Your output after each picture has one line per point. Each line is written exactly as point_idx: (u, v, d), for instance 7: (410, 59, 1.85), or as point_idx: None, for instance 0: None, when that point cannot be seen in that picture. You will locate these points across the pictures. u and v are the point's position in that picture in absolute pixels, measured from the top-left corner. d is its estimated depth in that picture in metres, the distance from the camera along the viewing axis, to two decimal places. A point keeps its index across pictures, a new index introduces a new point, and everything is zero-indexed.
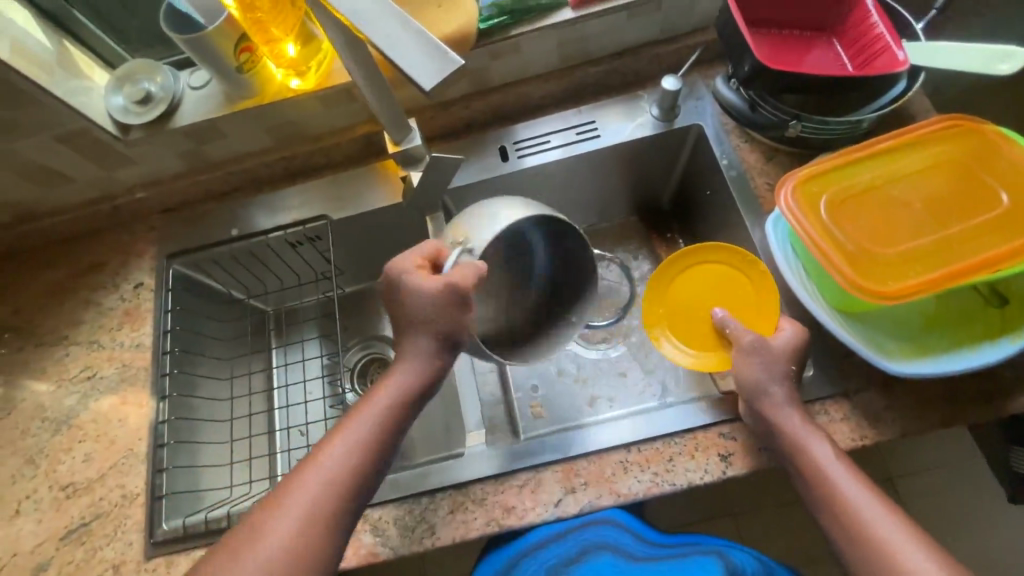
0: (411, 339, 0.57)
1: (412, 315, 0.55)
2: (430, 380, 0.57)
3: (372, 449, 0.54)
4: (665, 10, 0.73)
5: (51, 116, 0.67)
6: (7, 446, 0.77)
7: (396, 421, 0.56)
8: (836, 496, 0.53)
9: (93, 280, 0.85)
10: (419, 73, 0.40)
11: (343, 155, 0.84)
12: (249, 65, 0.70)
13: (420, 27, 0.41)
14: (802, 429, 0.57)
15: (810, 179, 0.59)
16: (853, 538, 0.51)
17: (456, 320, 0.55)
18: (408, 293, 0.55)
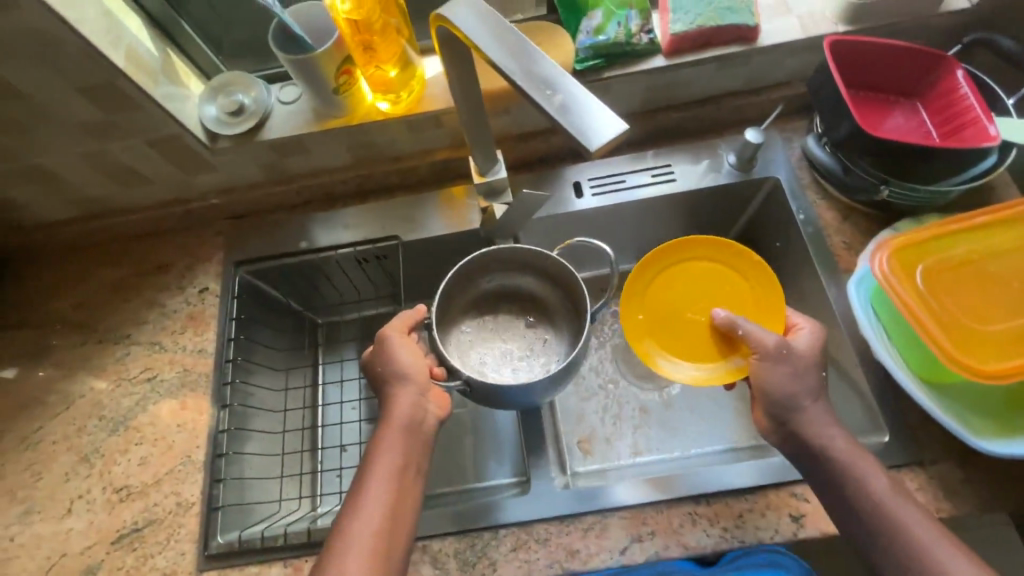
0: (391, 388, 0.60)
1: (380, 383, 0.61)
2: (418, 402, 0.60)
3: (395, 486, 0.56)
4: (755, 64, 0.74)
5: (150, 121, 0.69)
6: (62, 442, 0.76)
7: (408, 452, 0.58)
8: (883, 516, 0.54)
9: (157, 280, 0.85)
10: (581, 129, 0.40)
11: (418, 178, 0.85)
12: (346, 86, 0.70)
13: (579, 85, 0.42)
14: (845, 448, 0.58)
15: (907, 247, 0.59)
16: (908, 561, 0.52)
17: (413, 355, 0.61)
18: (370, 358, 0.62)
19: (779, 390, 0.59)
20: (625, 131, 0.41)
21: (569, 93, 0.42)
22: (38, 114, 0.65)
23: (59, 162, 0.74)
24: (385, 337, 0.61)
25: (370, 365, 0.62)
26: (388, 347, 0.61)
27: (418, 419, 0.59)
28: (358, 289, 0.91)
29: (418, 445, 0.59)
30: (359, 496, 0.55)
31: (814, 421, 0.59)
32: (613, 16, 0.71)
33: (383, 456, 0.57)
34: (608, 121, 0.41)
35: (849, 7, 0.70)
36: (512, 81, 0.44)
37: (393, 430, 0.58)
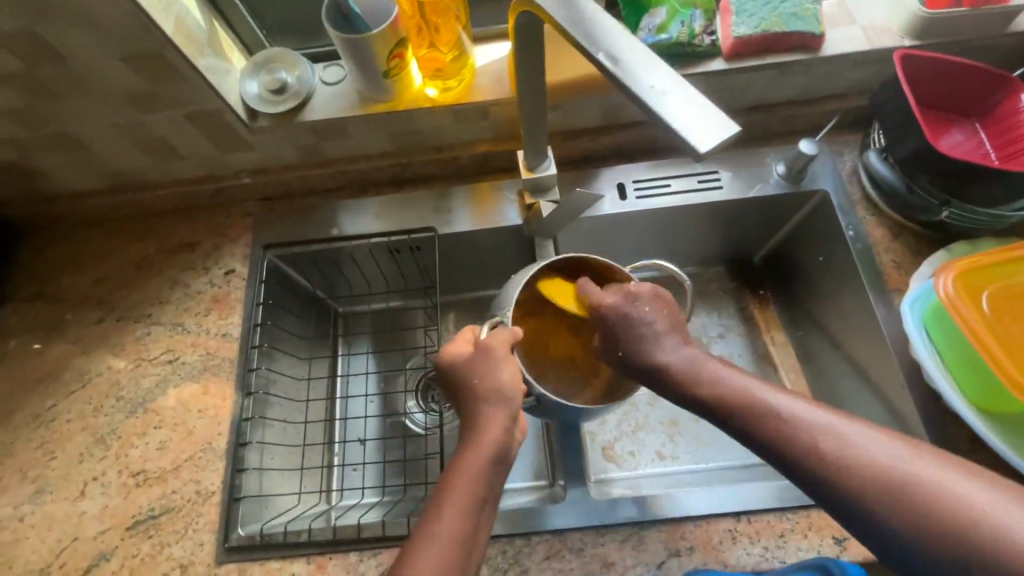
0: (485, 407, 0.53)
1: (469, 398, 0.54)
2: (505, 427, 0.52)
3: (472, 519, 0.48)
4: (815, 74, 0.72)
5: (191, 94, 0.67)
6: (77, 421, 0.74)
7: (490, 485, 0.50)
8: (835, 465, 0.44)
9: (182, 260, 0.82)
10: (690, 133, 0.37)
11: (457, 169, 0.83)
12: (396, 71, 0.68)
13: (693, 89, 0.38)
14: (763, 403, 0.49)
15: (971, 272, 0.61)
16: (890, 513, 0.41)
17: (516, 376, 0.54)
18: (462, 368, 0.55)
19: (667, 359, 0.55)
20: (736, 137, 0.37)
21: (679, 94, 0.39)
22: (78, 79, 0.63)
23: (90, 131, 0.71)
24: (487, 349, 0.55)
25: (459, 373, 0.55)
26: (478, 355, 0.55)
27: (507, 450, 0.52)
28: (386, 280, 0.88)
29: (502, 477, 0.51)
30: (432, 528, 0.47)
31: (724, 383, 0.52)
32: (677, 15, 0.69)
33: (464, 485, 0.49)
34: (719, 124, 0.37)
35: (918, 21, 0.68)
36: (612, 75, 0.41)
37: (480, 458, 0.50)
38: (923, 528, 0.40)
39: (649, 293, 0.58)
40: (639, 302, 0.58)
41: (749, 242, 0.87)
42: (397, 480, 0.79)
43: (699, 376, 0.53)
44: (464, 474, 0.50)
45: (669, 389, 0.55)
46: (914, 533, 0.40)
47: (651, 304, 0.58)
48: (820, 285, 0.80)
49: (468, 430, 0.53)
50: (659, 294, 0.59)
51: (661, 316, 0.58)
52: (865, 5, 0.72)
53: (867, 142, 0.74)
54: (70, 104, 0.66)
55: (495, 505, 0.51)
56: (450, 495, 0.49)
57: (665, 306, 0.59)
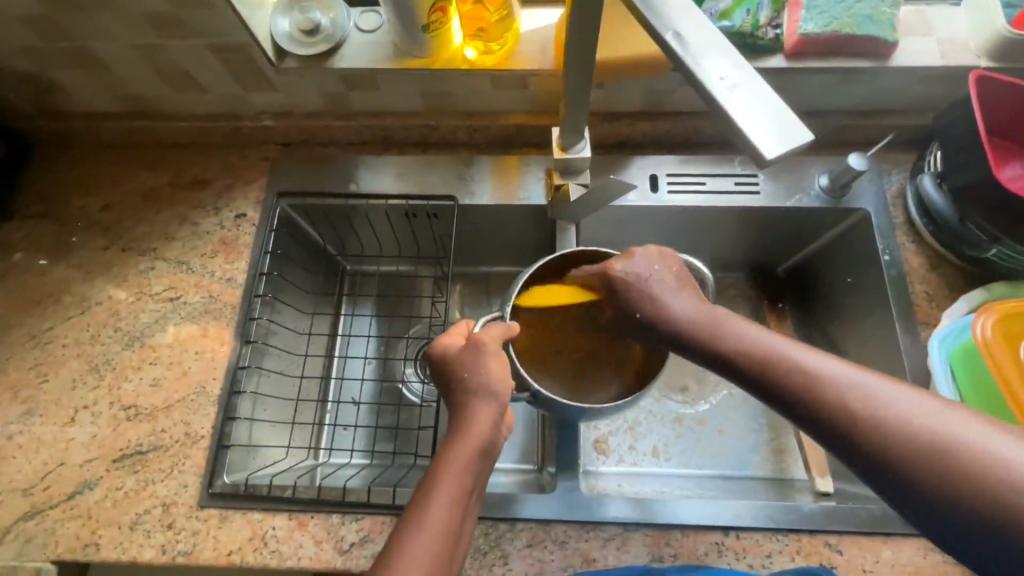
0: (473, 400, 0.51)
1: (458, 391, 0.52)
2: (494, 423, 0.50)
3: (458, 510, 0.47)
4: (878, 84, 0.68)
5: (219, 23, 0.63)
6: (73, 347, 0.73)
7: (475, 478, 0.49)
8: (847, 407, 0.41)
9: (193, 196, 0.80)
10: (760, 134, 0.35)
11: (486, 138, 0.80)
12: (436, 26, 0.64)
13: (766, 84, 0.36)
14: (771, 343, 0.46)
15: (1013, 318, 0.60)
16: (910, 464, 0.38)
17: (503, 371, 0.52)
18: (452, 361, 0.54)
19: (677, 311, 0.52)
20: (806, 145, 0.35)
21: (748, 90, 0.36)
22: None
23: (110, 50, 0.68)
24: (477, 342, 0.53)
25: (451, 366, 0.54)
26: (467, 349, 0.53)
27: (493, 443, 0.50)
28: (398, 244, 0.86)
29: (485, 471, 0.50)
30: (416, 519, 0.46)
31: (727, 326, 0.50)
32: (743, 2, 0.64)
33: (450, 475, 0.48)
34: (790, 127, 0.35)
35: (998, 42, 0.63)
36: (678, 58, 0.37)
37: (467, 451, 0.49)
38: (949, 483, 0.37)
39: (659, 256, 0.57)
40: (643, 264, 0.56)
41: (775, 253, 0.83)
42: (387, 446, 0.79)
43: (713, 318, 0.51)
44: (450, 466, 0.48)
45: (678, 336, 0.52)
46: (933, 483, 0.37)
47: (657, 263, 0.56)
48: (844, 307, 0.77)
49: (454, 423, 0.51)
50: (660, 251, 0.57)
51: (670, 273, 0.55)
52: (943, 17, 0.67)
53: (921, 165, 0.70)
54: (91, 19, 0.63)
55: (477, 499, 0.50)
56: (436, 486, 0.47)
57: (665, 261, 0.57)
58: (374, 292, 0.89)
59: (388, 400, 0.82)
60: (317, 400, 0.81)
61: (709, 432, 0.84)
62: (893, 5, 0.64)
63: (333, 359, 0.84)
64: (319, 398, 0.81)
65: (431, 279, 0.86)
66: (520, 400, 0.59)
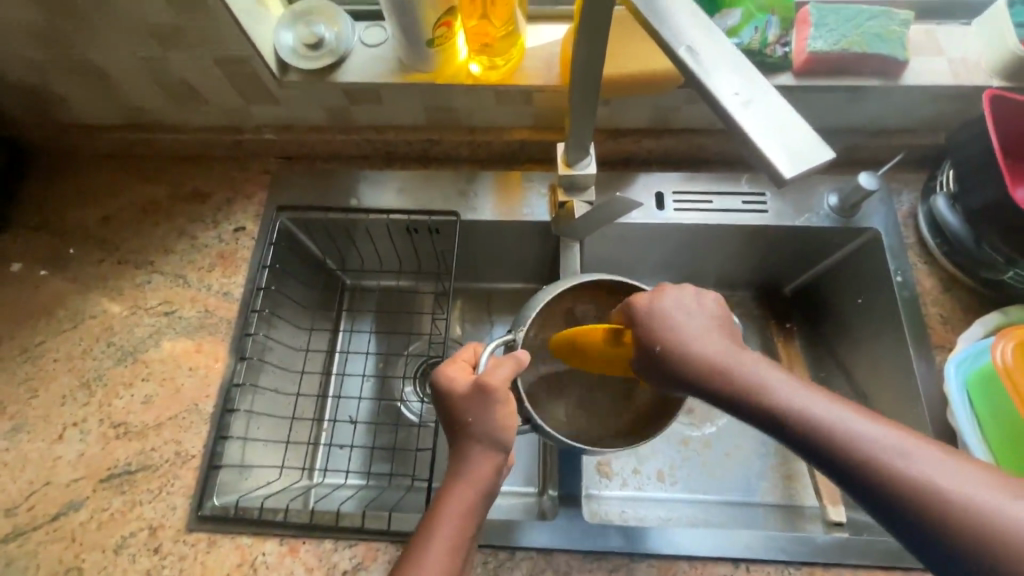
0: (475, 446, 0.49)
1: (461, 436, 0.49)
2: (495, 466, 0.49)
3: (459, 553, 0.47)
4: (887, 104, 0.67)
5: (222, 37, 0.62)
6: (64, 362, 0.71)
7: (474, 523, 0.48)
8: (896, 478, 0.39)
9: (193, 210, 0.79)
10: (772, 152, 0.33)
11: (489, 154, 0.79)
12: (440, 41, 0.64)
13: (782, 102, 0.34)
14: (804, 396, 0.43)
15: None
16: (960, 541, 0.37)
17: (510, 419, 0.49)
18: (455, 403, 0.50)
19: (705, 350, 0.48)
20: (822, 165, 0.33)
21: (764, 107, 0.34)
22: (106, 5, 0.59)
23: (112, 62, 0.67)
24: (485, 391, 0.49)
25: (454, 406, 0.50)
26: (471, 394, 0.49)
27: (496, 484, 0.49)
28: (399, 259, 0.84)
29: (483, 512, 0.49)
30: (418, 564, 0.46)
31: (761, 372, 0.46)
32: (751, 20, 0.64)
33: (445, 527, 0.47)
34: (804, 146, 0.33)
35: (1011, 62, 0.62)
36: (691, 73, 0.36)
37: (468, 497, 0.48)
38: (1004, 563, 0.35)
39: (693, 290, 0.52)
40: (672, 302, 0.52)
41: (782, 272, 0.82)
42: (384, 467, 0.76)
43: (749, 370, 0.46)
44: (451, 510, 0.47)
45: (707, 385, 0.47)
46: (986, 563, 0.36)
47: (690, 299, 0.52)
48: (855, 329, 0.75)
49: (450, 463, 0.50)
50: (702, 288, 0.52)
51: (700, 308, 0.51)
52: (954, 37, 0.67)
53: (933, 185, 0.69)
54: (93, 31, 0.63)
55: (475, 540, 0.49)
56: (431, 537, 0.47)
57: (704, 300, 0.52)
58: (374, 308, 0.87)
59: (387, 420, 0.80)
60: (313, 418, 0.79)
61: (716, 455, 0.82)
62: (903, 24, 0.64)
63: (331, 377, 0.82)
64: (315, 416, 0.79)
65: (433, 296, 0.84)
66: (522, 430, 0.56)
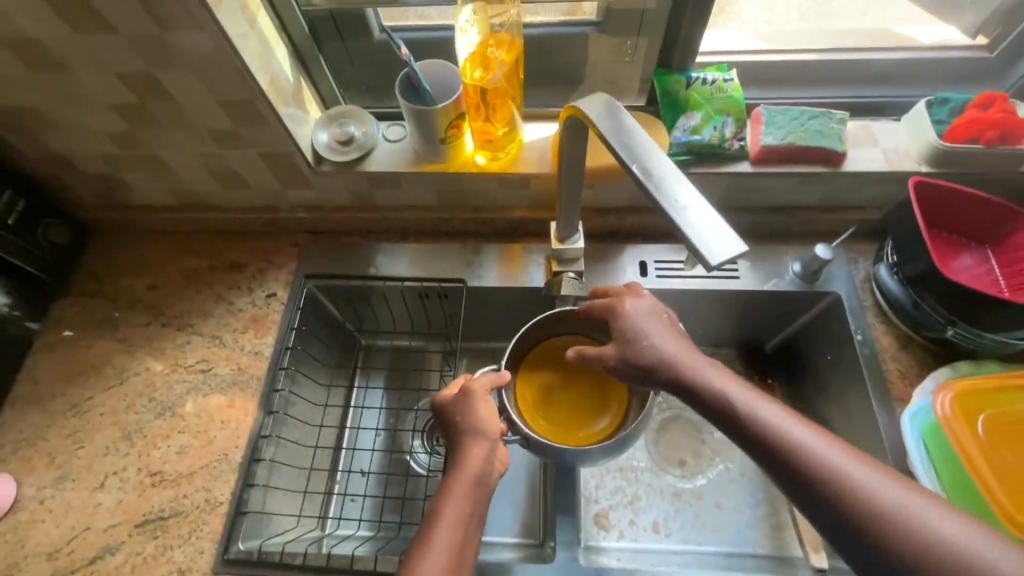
0: (466, 440, 0.59)
1: (459, 435, 0.60)
2: (482, 456, 0.58)
3: (460, 530, 0.52)
4: (835, 186, 0.78)
5: (270, 138, 0.75)
6: (109, 416, 0.79)
7: (475, 501, 0.54)
8: (812, 462, 0.46)
9: (230, 278, 0.89)
10: (702, 242, 0.42)
11: (493, 228, 0.90)
12: (451, 139, 0.76)
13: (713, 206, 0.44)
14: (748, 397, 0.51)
15: (965, 397, 0.65)
16: (857, 517, 0.43)
17: (490, 412, 0.61)
18: (446, 407, 0.62)
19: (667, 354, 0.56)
20: (742, 254, 0.42)
21: (698, 208, 0.44)
22: (179, 115, 0.72)
23: (176, 157, 0.80)
24: (465, 391, 0.62)
25: (446, 413, 0.62)
26: (463, 393, 0.62)
27: (487, 474, 0.57)
28: (411, 321, 0.93)
29: (484, 498, 0.55)
30: (426, 537, 0.51)
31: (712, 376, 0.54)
32: (711, 120, 0.76)
33: (452, 501, 0.54)
34: (727, 239, 0.42)
35: (935, 153, 0.74)
36: (642, 183, 0.47)
37: (463, 484, 0.55)
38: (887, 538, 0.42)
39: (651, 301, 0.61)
40: (641, 308, 0.60)
41: (760, 332, 0.89)
42: (393, 517, 0.82)
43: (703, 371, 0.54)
44: (450, 493, 0.54)
45: (676, 387, 0.55)
46: (872, 533, 0.43)
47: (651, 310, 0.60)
48: (826, 384, 0.82)
49: (451, 460, 0.59)
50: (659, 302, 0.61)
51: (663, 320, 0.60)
52: (887, 131, 0.78)
53: (880, 254, 0.79)
54: (164, 134, 0.76)
55: (480, 526, 0.54)
56: (441, 512, 0.53)
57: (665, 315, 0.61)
58: (386, 366, 0.95)
59: (396, 471, 0.87)
60: (328, 469, 0.85)
61: (707, 506, 0.86)
62: (840, 122, 0.76)
63: (345, 430, 0.89)
64: (330, 467, 0.85)
65: (441, 355, 0.92)
66: (514, 442, 0.66)
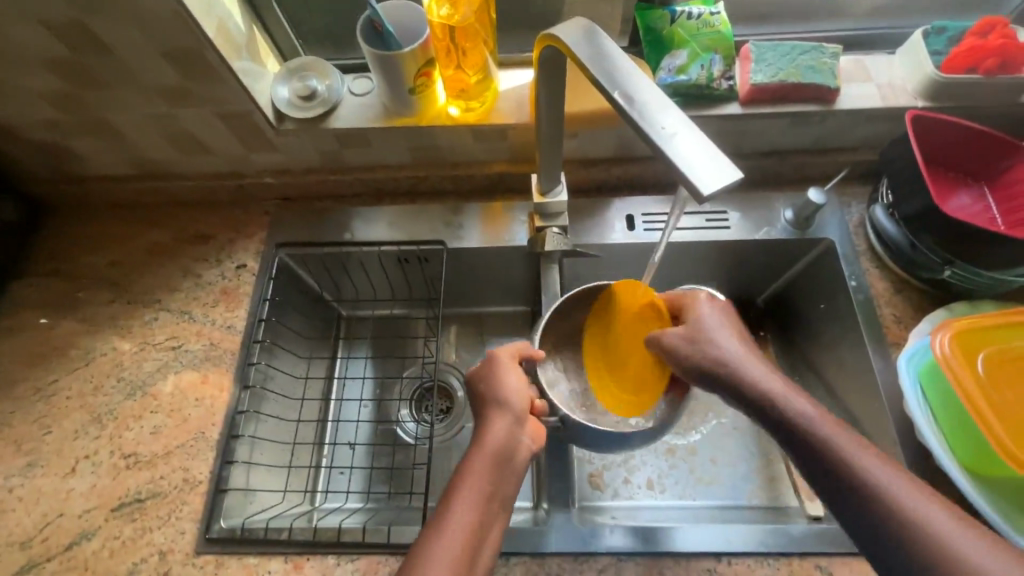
0: (490, 413, 0.57)
1: (486, 408, 0.58)
2: (505, 433, 0.55)
3: (480, 509, 0.50)
4: (827, 126, 0.74)
5: (225, 95, 0.70)
6: (76, 399, 0.75)
7: (495, 481, 0.52)
8: (840, 459, 0.48)
9: (197, 250, 0.84)
10: (694, 171, 0.38)
11: (472, 186, 0.85)
12: (421, 88, 0.71)
13: (704, 133, 0.40)
14: (802, 403, 0.52)
15: (967, 333, 0.63)
16: (886, 525, 0.45)
17: (517, 384, 0.59)
18: (474, 377, 0.61)
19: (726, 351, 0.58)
20: (735, 183, 0.38)
21: (687, 136, 0.40)
22: (119, 70, 0.66)
23: (123, 119, 0.74)
24: (494, 359, 0.60)
25: (472, 383, 0.61)
26: (499, 366, 0.60)
27: (511, 450, 0.54)
28: (392, 288, 0.90)
29: (508, 478, 0.53)
30: (444, 512, 0.49)
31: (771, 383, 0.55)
32: (697, 58, 0.71)
33: (472, 478, 0.51)
34: (718, 167, 0.38)
35: (931, 85, 0.70)
36: (624, 112, 0.43)
37: (485, 458, 0.53)
38: (913, 549, 0.43)
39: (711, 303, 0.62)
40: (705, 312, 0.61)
41: (752, 283, 0.87)
42: (382, 488, 0.80)
43: (763, 373, 0.55)
44: (471, 468, 0.52)
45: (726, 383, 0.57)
46: (898, 547, 0.44)
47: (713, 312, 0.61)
48: (820, 332, 0.80)
49: (475, 434, 0.56)
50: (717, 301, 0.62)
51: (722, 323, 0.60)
52: (881, 65, 0.75)
53: (875, 196, 0.76)
54: (108, 94, 0.69)
55: (503, 510, 0.52)
56: (460, 493, 0.50)
57: (727, 314, 0.62)
58: (369, 336, 0.92)
59: (384, 442, 0.84)
60: (312, 442, 0.82)
61: (702, 461, 0.86)
62: (833, 56, 0.71)
63: (329, 403, 0.86)
64: (315, 441, 0.83)
65: (423, 322, 0.89)
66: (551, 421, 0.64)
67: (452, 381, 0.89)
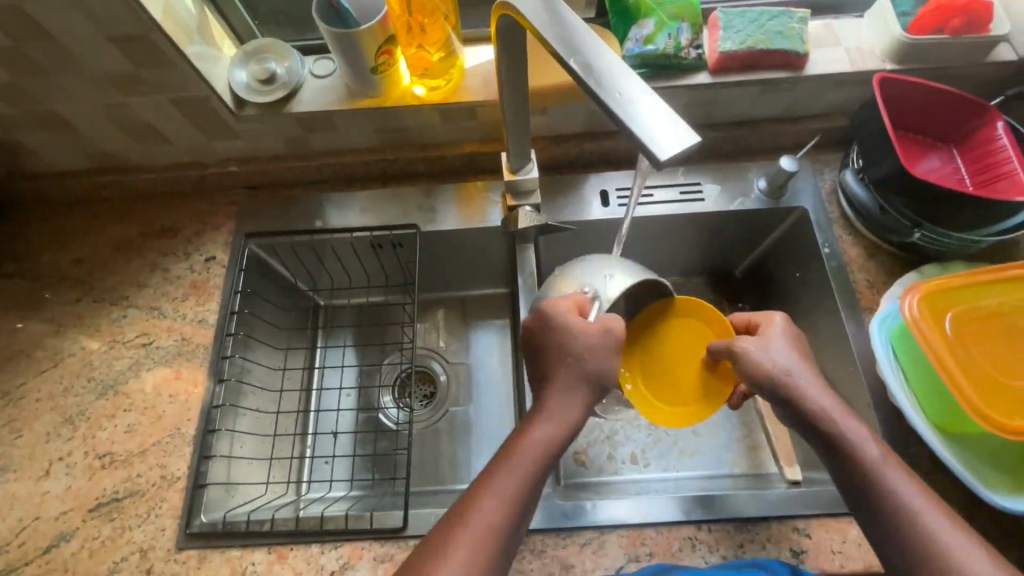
0: (577, 383, 0.56)
1: (565, 369, 0.56)
2: (577, 416, 0.56)
3: (536, 480, 0.52)
4: (797, 92, 0.74)
5: (179, 81, 0.67)
6: (47, 401, 0.73)
7: (548, 467, 0.53)
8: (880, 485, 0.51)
9: (165, 244, 0.82)
10: (650, 137, 0.38)
11: (444, 167, 0.84)
12: (384, 67, 0.69)
13: (661, 99, 0.39)
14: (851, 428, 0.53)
15: (935, 294, 0.63)
16: (911, 547, 0.48)
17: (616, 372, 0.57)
18: (573, 335, 0.57)
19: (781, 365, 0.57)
20: (694, 148, 0.38)
21: (644, 102, 0.39)
22: (64, 58, 0.63)
23: (75, 110, 0.71)
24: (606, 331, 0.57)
25: (564, 338, 0.57)
26: (584, 322, 0.58)
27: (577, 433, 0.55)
28: (368, 275, 0.88)
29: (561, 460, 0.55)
30: (502, 471, 0.52)
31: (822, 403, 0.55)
32: (664, 27, 0.70)
33: (535, 449, 0.53)
34: (675, 131, 0.38)
35: (897, 47, 0.70)
36: (581, 80, 0.42)
37: (551, 432, 0.54)
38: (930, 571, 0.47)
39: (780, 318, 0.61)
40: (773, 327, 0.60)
41: (729, 256, 0.87)
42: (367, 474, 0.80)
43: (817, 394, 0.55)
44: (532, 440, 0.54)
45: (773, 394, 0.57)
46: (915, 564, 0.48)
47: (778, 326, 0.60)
48: (796, 301, 0.81)
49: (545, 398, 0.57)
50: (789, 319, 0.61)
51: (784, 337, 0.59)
52: (848, 29, 0.74)
53: (846, 162, 0.75)
54: (55, 83, 0.67)
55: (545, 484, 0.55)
56: (519, 456, 0.53)
57: (793, 330, 0.61)
58: (348, 324, 0.91)
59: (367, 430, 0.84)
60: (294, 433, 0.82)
61: (684, 433, 0.86)
62: (801, 21, 0.70)
63: (309, 393, 0.85)
64: (296, 432, 0.82)
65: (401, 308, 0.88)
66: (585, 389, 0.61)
67: (433, 366, 0.88)
